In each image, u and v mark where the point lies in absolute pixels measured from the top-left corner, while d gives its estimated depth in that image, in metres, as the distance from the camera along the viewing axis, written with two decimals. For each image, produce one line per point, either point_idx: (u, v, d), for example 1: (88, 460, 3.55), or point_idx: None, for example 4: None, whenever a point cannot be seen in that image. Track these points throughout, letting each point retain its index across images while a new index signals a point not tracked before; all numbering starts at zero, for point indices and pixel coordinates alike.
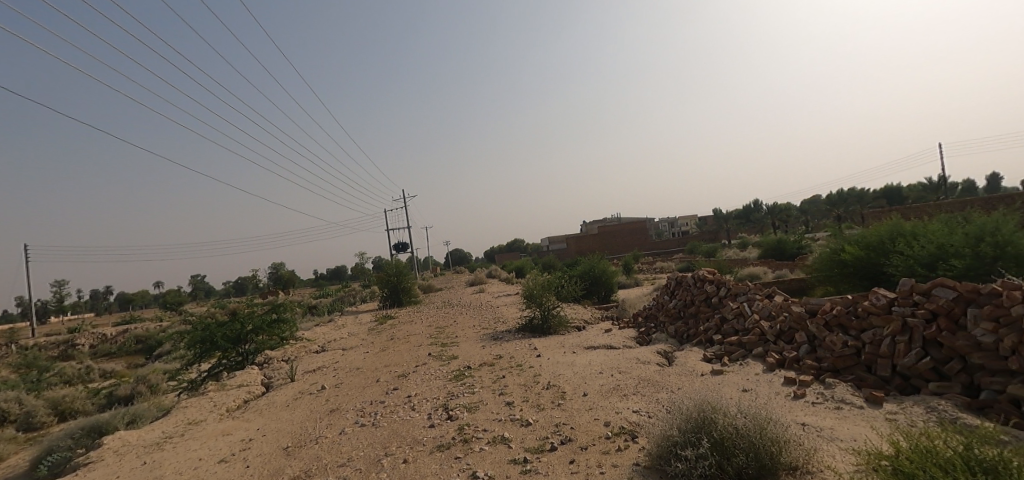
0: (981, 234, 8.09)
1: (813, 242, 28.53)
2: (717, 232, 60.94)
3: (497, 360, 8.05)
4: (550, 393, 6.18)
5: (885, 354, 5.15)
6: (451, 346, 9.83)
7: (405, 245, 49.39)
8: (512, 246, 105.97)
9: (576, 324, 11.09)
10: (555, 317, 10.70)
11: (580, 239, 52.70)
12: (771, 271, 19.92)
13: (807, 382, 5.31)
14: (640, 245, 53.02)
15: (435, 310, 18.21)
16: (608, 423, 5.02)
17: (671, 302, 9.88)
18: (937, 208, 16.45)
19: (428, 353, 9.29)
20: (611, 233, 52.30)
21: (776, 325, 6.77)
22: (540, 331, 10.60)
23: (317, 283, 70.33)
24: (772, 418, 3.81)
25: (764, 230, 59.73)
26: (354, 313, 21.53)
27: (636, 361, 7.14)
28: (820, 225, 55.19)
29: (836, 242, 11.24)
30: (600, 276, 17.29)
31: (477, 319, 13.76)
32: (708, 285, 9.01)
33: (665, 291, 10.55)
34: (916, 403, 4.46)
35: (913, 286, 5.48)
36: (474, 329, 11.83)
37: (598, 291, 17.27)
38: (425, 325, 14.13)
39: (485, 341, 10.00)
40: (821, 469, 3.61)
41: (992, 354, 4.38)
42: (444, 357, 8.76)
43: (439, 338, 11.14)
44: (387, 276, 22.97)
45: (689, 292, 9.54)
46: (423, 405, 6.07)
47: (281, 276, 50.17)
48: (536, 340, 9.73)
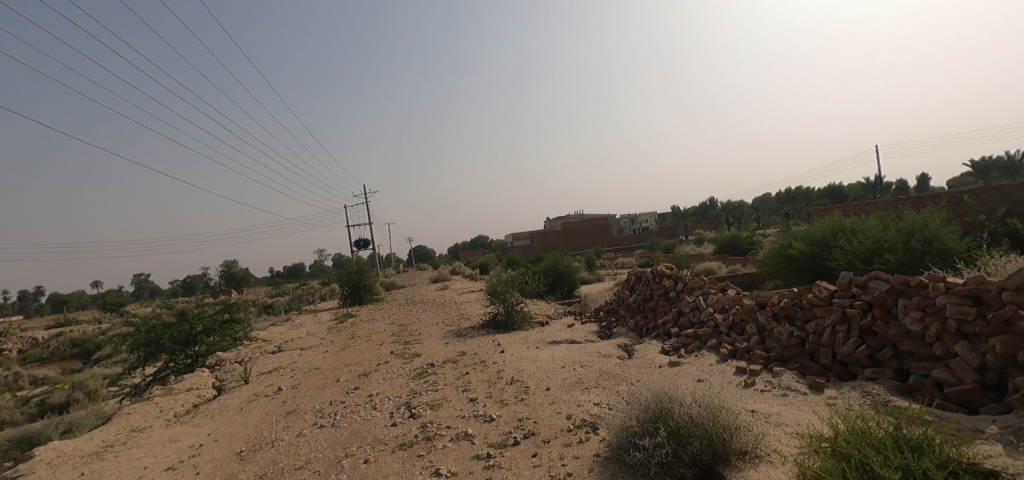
0: (911, 230, 8.70)
1: (763, 237, 29.90)
2: (677, 229, 62.90)
3: (460, 357, 8.02)
4: (514, 388, 6.21)
5: (827, 343, 5.47)
6: (413, 343, 9.72)
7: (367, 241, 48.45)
8: (478, 243, 105.96)
9: (539, 319, 11.17)
10: (518, 313, 10.75)
11: (544, 235, 53.18)
12: (725, 267, 20.74)
13: (757, 371, 5.57)
14: (603, 241, 54.06)
15: (397, 308, 17.94)
16: (570, 416, 5.11)
17: (631, 297, 10.11)
18: (873, 207, 17.57)
19: (390, 351, 9.15)
20: (574, 230, 53.11)
21: (729, 317, 7.05)
22: (504, 328, 10.61)
23: (274, 281, 67.64)
24: (723, 406, 4.03)
25: (721, 227, 62.12)
26: (312, 312, 20.83)
27: (597, 355, 7.27)
28: (772, 222, 58.09)
29: (784, 238, 11.82)
30: (563, 272, 17.51)
31: (440, 316, 13.63)
32: (666, 280, 9.29)
33: (626, 286, 10.79)
34: (854, 388, 4.78)
35: (851, 279, 5.80)
36: (437, 326, 11.73)
37: (561, 287, 17.50)
38: (386, 322, 13.89)
39: (449, 338, 9.93)
40: (768, 453, 3.86)
41: (919, 341, 4.74)
42: (407, 354, 8.65)
43: (401, 335, 11.00)
44: (348, 273, 22.43)
45: (648, 287, 9.80)
46: (384, 404, 5.95)
47: (235, 275, 48.06)
48: (500, 336, 9.73)
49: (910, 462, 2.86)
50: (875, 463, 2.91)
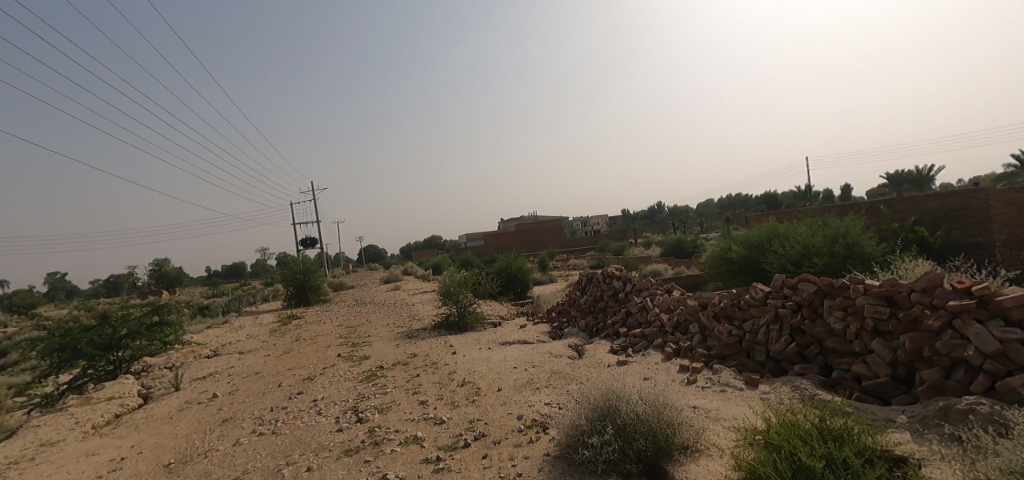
0: (836, 236, 9.42)
1: (705, 240, 31.47)
2: (628, 231, 64.95)
3: (411, 359, 7.87)
4: (465, 390, 6.16)
5: (761, 341, 5.81)
6: (362, 345, 9.44)
7: (316, 240, 46.63)
8: (433, 243, 104.63)
9: (492, 320, 11.17)
10: (471, 314, 10.69)
11: (499, 237, 53.30)
12: (671, 268, 21.64)
13: (699, 368, 5.82)
14: (557, 243, 54.93)
15: (345, 309, 17.35)
16: (521, 416, 5.13)
17: (582, 298, 10.31)
18: (803, 214, 18.90)
19: (337, 354, 8.83)
20: (529, 232, 53.66)
21: (673, 317, 7.34)
22: (456, 329, 10.52)
23: (213, 281, 63.68)
24: (668, 403, 4.19)
25: (669, 231, 64.80)
26: (253, 314, 19.75)
27: (549, 356, 7.35)
28: (715, 227, 61.26)
29: (725, 242, 12.47)
30: (517, 273, 17.61)
31: (391, 318, 13.33)
32: (616, 281, 9.55)
33: (578, 287, 11.00)
34: (784, 383, 5.10)
35: (783, 281, 6.20)
36: (387, 328, 11.45)
37: (515, 288, 17.60)
38: (333, 324, 13.39)
39: (399, 340, 9.71)
40: (708, 447, 4.06)
41: (842, 338, 5.12)
42: (355, 357, 8.39)
43: (349, 338, 10.64)
44: (294, 273, 21.48)
45: (599, 288, 10.04)
46: (330, 409, 5.73)
47: (167, 275, 44.82)
48: (452, 337, 9.63)
49: (832, 452, 3.10)
50: (801, 454, 3.12)
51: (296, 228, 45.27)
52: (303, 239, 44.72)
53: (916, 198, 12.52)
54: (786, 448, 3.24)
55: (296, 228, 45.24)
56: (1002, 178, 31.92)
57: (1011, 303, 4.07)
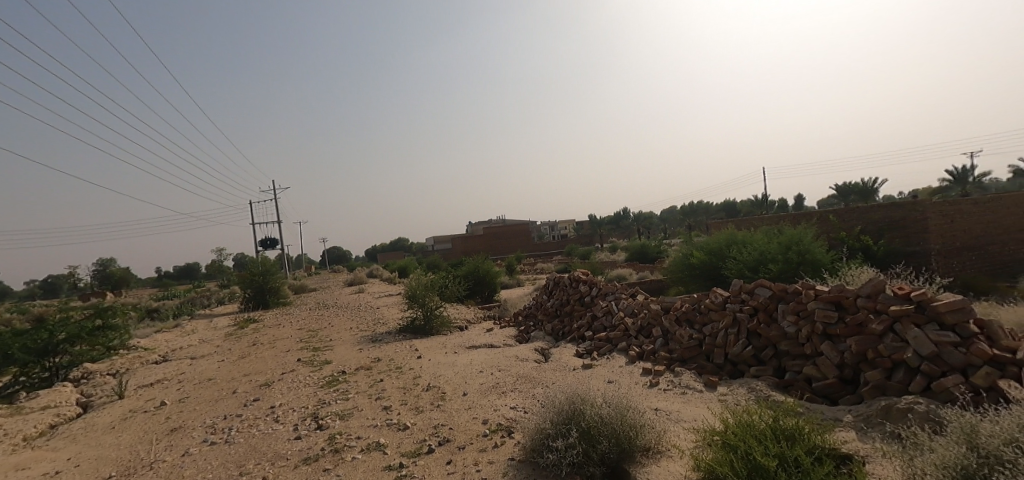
0: (790, 244, 9.87)
1: (668, 246, 32.34)
2: (594, 236, 65.97)
3: (374, 364, 7.71)
4: (430, 395, 6.08)
5: (720, 344, 6.00)
6: (323, 350, 9.18)
7: (277, 241, 45.11)
8: (402, 246, 103.14)
9: (459, 324, 11.09)
10: (437, 318, 10.58)
11: (467, 240, 53.05)
12: (635, 273, 22.12)
13: (661, 371, 5.95)
14: (525, 247, 55.21)
15: (307, 312, 16.82)
16: (486, 421, 5.11)
17: (549, 302, 10.39)
18: (760, 222, 19.72)
19: (297, 359, 8.54)
20: (498, 235, 53.73)
21: (637, 321, 7.49)
22: (421, 332, 10.39)
23: (164, 283, 60.43)
24: (631, 406, 4.26)
25: (636, 236, 66.26)
26: (207, 317, 18.86)
27: (516, 360, 7.35)
28: (679, 233, 63.11)
29: (687, 248, 12.85)
30: (484, 276, 17.57)
31: (355, 321, 13.03)
32: (582, 285, 9.68)
33: (544, 291, 11.07)
34: (741, 385, 5.28)
35: (741, 286, 6.43)
36: (350, 332, 11.18)
37: (482, 292, 17.55)
38: (293, 328, 12.96)
39: (363, 344, 9.49)
40: (669, 449, 4.15)
41: (794, 341, 5.36)
42: (316, 362, 8.15)
43: (310, 342, 10.31)
44: (252, 275, 20.69)
45: (565, 292, 10.14)
46: (288, 416, 5.53)
47: (111, 276, 42.25)
48: (417, 341, 9.49)
49: (785, 450, 3.22)
50: (756, 453, 3.23)
51: (256, 228, 43.63)
52: (263, 239, 43.18)
53: (862, 209, 13.28)
54: (742, 447, 3.35)
55: (256, 228, 43.61)
56: (936, 191, 34.41)
57: (945, 309, 4.36)
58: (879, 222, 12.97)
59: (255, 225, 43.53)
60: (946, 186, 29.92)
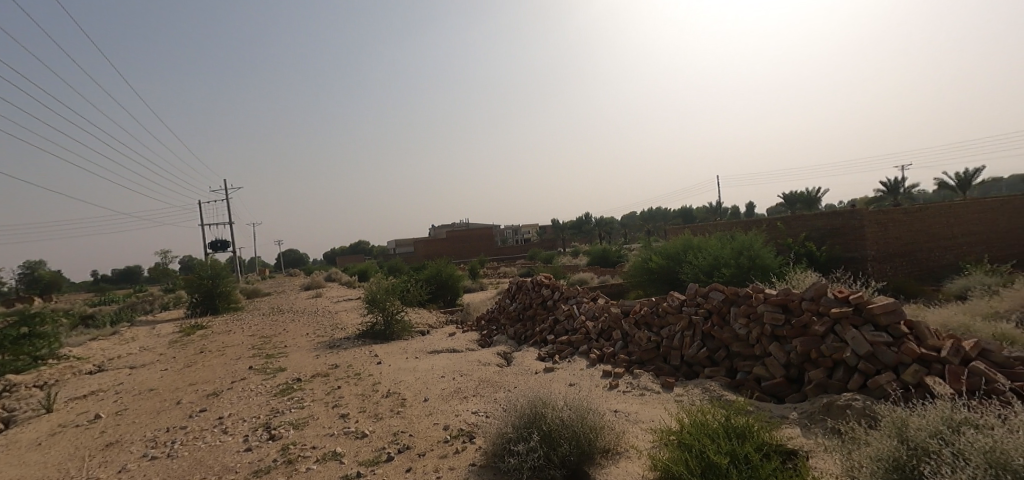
0: (741, 249, 10.34)
1: (628, 251, 33.18)
2: (558, 240, 66.81)
3: (331, 370, 7.48)
4: (389, 401, 5.95)
5: (676, 346, 6.20)
6: (277, 357, 8.83)
7: (228, 242, 43.10)
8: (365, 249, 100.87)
9: (420, 329, 10.94)
10: (397, 323, 10.41)
11: (429, 243, 52.45)
12: (596, 277, 22.56)
13: (621, 373, 6.08)
14: (488, 251, 55.25)
15: (260, 318, 16.13)
16: (447, 426, 5.05)
17: (511, 306, 10.42)
18: (714, 228, 20.56)
19: (249, 367, 8.17)
20: (462, 239, 53.52)
21: (598, 324, 7.62)
22: (382, 337, 10.18)
23: (102, 286, 56.39)
24: (592, 408, 4.32)
25: (598, 241, 67.58)
26: (149, 324, 17.75)
27: (478, 364, 7.32)
28: (639, 238, 64.85)
29: (646, 252, 13.21)
30: (447, 280, 17.44)
31: (311, 327, 12.61)
32: (545, 289, 9.77)
33: (507, 295, 11.11)
34: (696, 386, 5.46)
35: (696, 289, 6.67)
36: (306, 338, 10.81)
37: (445, 296, 17.40)
38: (245, 334, 12.39)
39: (320, 350, 9.19)
40: (627, 449, 4.23)
41: (745, 343, 5.60)
42: (269, 369, 7.83)
43: (262, 349, 9.89)
44: (201, 279, 19.67)
45: (528, 295, 10.20)
46: (237, 427, 5.27)
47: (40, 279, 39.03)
48: (377, 346, 9.29)
49: (736, 448, 3.35)
50: (710, 451, 3.34)
51: (207, 229, 41.53)
52: (213, 241, 41.19)
53: (806, 217, 14.10)
54: (697, 446, 3.45)
55: (206, 230, 41.50)
56: (871, 201, 37.02)
57: (879, 311, 4.67)
58: (821, 229, 13.79)
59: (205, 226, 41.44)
60: (880, 196, 32.17)
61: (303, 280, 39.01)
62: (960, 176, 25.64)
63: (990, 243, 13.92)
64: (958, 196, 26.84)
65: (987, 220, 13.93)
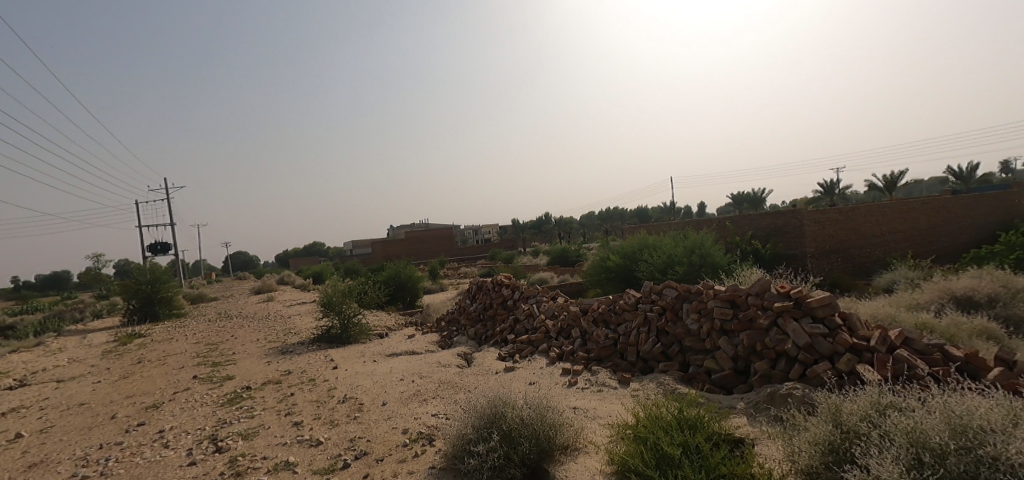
0: (693, 248, 10.76)
1: (586, 250, 33.81)
2: (517, 240, 67.05)
3: (284, 377, 7.21)
4: (346, 406, 5.80)
5: (633, 342, 6.38)
6: (225, 365, 8.41)
7: (169, 245, 40.61)
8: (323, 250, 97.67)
9: (378, 331, 10.72)
10: (354, 326, 10.15)
11: (388, 244, 51.39)
12: (556, 276, 22.86)
13: (579, 371, 6.19)
14: (448, 252, 54.74)
15: (206, 324, 15.30)
16: (406, 430, 4.98)
17: (472, 306, 10.39)
18: (668, 227, 21.27)
19: (193, 376, 7.74)
20: (421, 239, 52.91)
21: (558, 323, 7.73)
22: (338, 342, 9.91)
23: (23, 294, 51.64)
24: (551, 406, 4.39)
25: (559, 240, 68.48)
26: (80, 333, 16.46)
27: (438, 366, 7.25)
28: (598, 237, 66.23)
29: (604, 252, 13.50)
30: (406, 281, 17.17)
31: (262, 332, 12.10)
32: (505, 289, 9.81)
33: (467, 295, 11.06)
34: (651, 380, 5.64)
35: (651, 287, 6.89)
36: (256, 344, 10.36)
37: (404, 297, 17.14)
38: (188, 342, 11.72)
39: (271, 356, 8.84)
40: (586, 445, 4.32)
41: (696, 337, 5.83)
42: (216, 378, 7.45)
43: (208, 357, 9.39)
44: (138, 284, 18.46)
45: (488, 296, 10.21)
46: (180, 440, 4.98)
47: None
48: (333, 351, 9.03)
49: (687, 440, 3.49)
50: (663, 444, 3.46)
51: (144, 231, 38.90)
52: (152, 244, 38.71)
53: (753, 217, 14.84)
54: (651, 439, 3.57)
55: (143, 231, 38.86)
56: (811, 201, 39.43)
57: (816, 304, 4.99)
58: (766, 228, 14.56)
59: (142, 227, 38.79)
60: (819, 196, 34.27)
61: (254, 283, 37.35)
62: (888, 178, 27.74)
63: (913, 239, 15.14)
64: (886, 196, 29.04)
65: (910, 218, 15.14)
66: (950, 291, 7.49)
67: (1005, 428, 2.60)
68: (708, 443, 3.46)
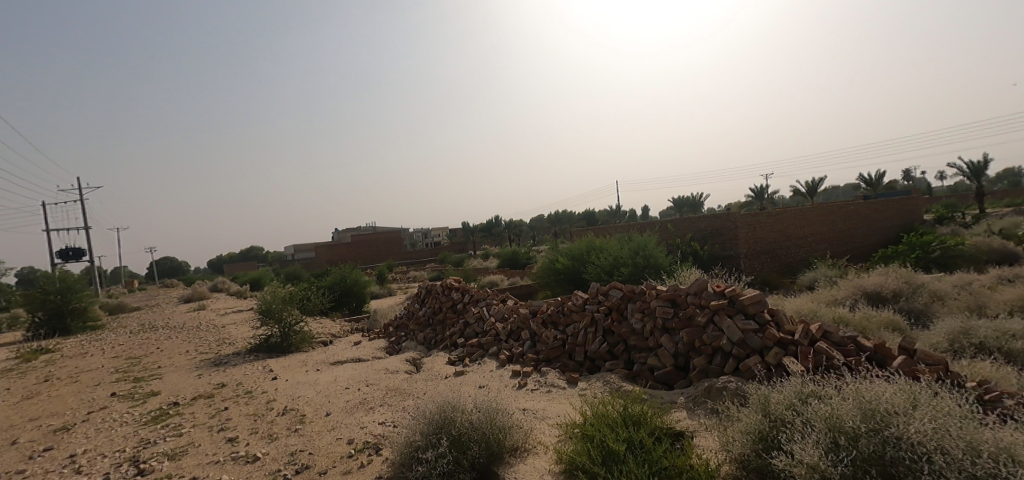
0: (638, 250, 11.18)
1: (535, 252, 34.26)
2: (466, 243, 66.68)
3: (217, 391, 6.78)
4: (286, 419, 5.54)
5: (580, 343, 6.53)
6: (149, 380, 7.78)
7: (84, 250, 37.05)
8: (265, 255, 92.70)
9: (322, 339, 10.32)
10: (295, 334, 9.72)
11: (333, 248, 49.58)
12: (506, 279, 22.99)
13: (529, 372, 6.25)
14: (397, 255, 53.61)
15: (127, 337, 14.06)
16: (352, 440, 4.81)
17: (421, 310, 10.23)
18: (613, 230, 21.96)
19: (111, 394, 7.09)
20: (368, 242, 51.64)
21: (507, 325, 7.77)
22: (277, 351, 9.44)
23: None
24: (500, 409, 4.40)
25: (511, 242, 68.94)
26: None
27: (386, 373, 7.09)
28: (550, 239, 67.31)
29: (553, 254, 13.73)
30: (352, 286, 16.65)
31: (192, 343, 11.31)
32: (455, 292, 9.74)
33: (416, 300, 10.88)
34: (598, 379, 5.80)
35: (598, 288, 7.09)
36: (186, 356, 9.66)
37: (350, 303, 16.61)
38: (106, 357, 10.73)
39: (202, 369, 8.27)
40: (535, 446, 4.36)
41: (640, 336, 6.06)
42: (138, 395, 6.87)
43: (129, 372, 8.64)
44: (45, 294, 16.77)
45: (437, 299, 10.09)
46: (96, 465, 4.55)
47: None
48: (272, 361, 8.59)
49: (631, 435, 3.60)
50: (608, 441, 3.55)
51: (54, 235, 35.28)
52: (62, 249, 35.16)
53: (692, 220, 15.62)
54: (597, 437, 3.66)
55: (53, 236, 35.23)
56: (744, 205, 42.12)
57: (748, 302, 5.34)
58: (704, 230, 15.38)
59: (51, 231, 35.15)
60: (751, 200, 36.69)
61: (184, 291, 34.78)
62: (810, 184, 30.15)
63: (831, 241, 16.53)
64: (808, 201, 31.55)
65: (829, 221, 16.54)
66: (862, 287, 8.25)
67: (906, 410, 2.88)
68: (651, 438, 3.59)
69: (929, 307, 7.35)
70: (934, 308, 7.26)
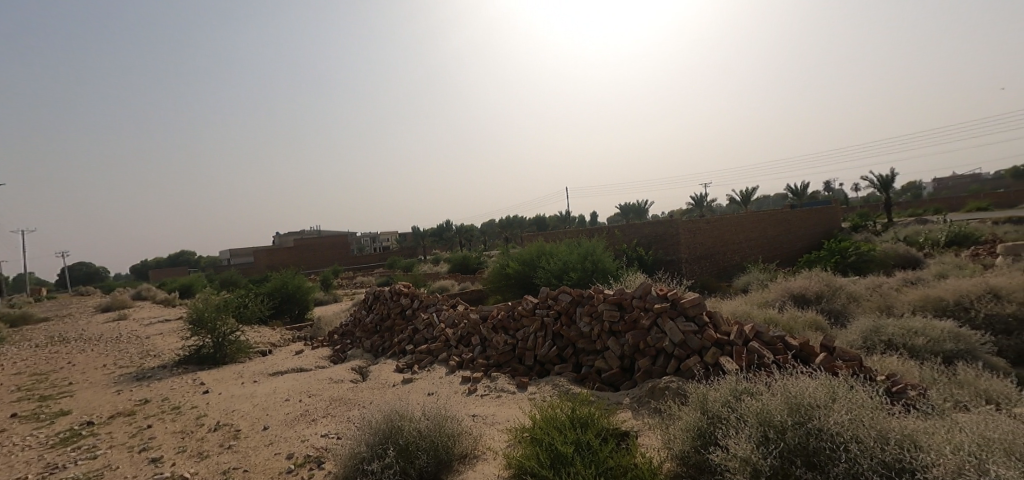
0: (586, 255, 11.46)
1: (486, 257, 34.25)
2: (416, 248, 65.47)
3: (140, 407, 6.26)
4: (219, 435, 5.20)
5: (530, 347, 6.59)
6: (58, 398, 7.06)
7: None
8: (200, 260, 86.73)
9: (260, 348, 9.80)
10: (230, 344, 9.17)
11: (274, 253, 47.15)
12: (457, 284, 22.85)
13: (479, 378, 6.23)
14: (342, 260, 51.72)
15: (32, 351, 12.68)
16: (291, 454, 4.59)
17: (368, 317, 9.95)
18: (563, 235, 22.39)
19: (10, 415, 6.36)
20: (313, 247, 49.70)
21: (458, 331, 7.72)
22: (210, 363, 8.86)
23: None
24: (449, 416, 4.35)
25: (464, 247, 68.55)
26: None
27: (330, 382, 6.83)
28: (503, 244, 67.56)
29: (504, 259, 13.78)
30: (295, 293, 15.93)
31: (111, 356, 10.38)
32: (404, 298, 9.56)
33: (363, 306, 10.57)
34: (547, 382, 5.88)
35: (548, 293, 7.20)
36: (103, 371, 8.85)
37: (292, 310, 15.89)
38: (5, 374, 9.63)
39: (122, 384, 7.61)
40: (484, 452, 4.34)
41: (588, 339, 6.20)
42: (45, 415, 6.22)
43: (33, 390, 7.79)
44: None
45: (385, 305, 9.85)
46: None
47: None
48: (204, 373, 8.05)
49: (578, 437, 3.67)
50: (556, 444, 3.60)
51: None
52: None
53: (638, 226, 16.21)
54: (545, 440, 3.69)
55: None
56: (686, 212, 44.25)
57: (688, 304, 5.61)
58: (649, 236, 16.00)
59: None
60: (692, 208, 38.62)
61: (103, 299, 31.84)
62: (744, 193, 32.19)
63: (763, 246, 17.70)
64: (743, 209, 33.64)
65: (761, 228, 17.71)
66: (789, 290, 8.89)
67: (826, 403, 3.11)
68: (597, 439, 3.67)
69: (846, 307, 8.03)
70: (850, 308, 7.94)
